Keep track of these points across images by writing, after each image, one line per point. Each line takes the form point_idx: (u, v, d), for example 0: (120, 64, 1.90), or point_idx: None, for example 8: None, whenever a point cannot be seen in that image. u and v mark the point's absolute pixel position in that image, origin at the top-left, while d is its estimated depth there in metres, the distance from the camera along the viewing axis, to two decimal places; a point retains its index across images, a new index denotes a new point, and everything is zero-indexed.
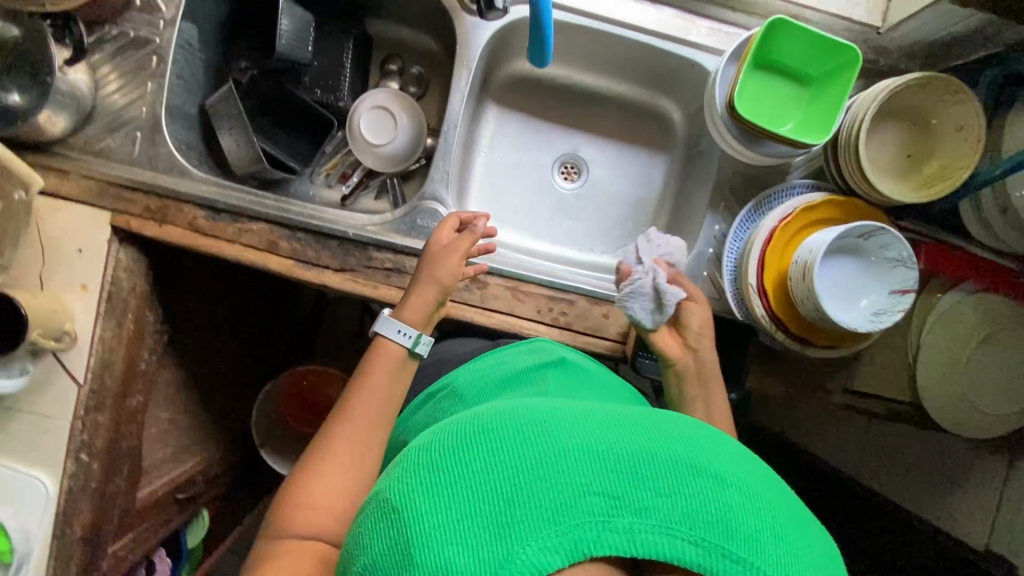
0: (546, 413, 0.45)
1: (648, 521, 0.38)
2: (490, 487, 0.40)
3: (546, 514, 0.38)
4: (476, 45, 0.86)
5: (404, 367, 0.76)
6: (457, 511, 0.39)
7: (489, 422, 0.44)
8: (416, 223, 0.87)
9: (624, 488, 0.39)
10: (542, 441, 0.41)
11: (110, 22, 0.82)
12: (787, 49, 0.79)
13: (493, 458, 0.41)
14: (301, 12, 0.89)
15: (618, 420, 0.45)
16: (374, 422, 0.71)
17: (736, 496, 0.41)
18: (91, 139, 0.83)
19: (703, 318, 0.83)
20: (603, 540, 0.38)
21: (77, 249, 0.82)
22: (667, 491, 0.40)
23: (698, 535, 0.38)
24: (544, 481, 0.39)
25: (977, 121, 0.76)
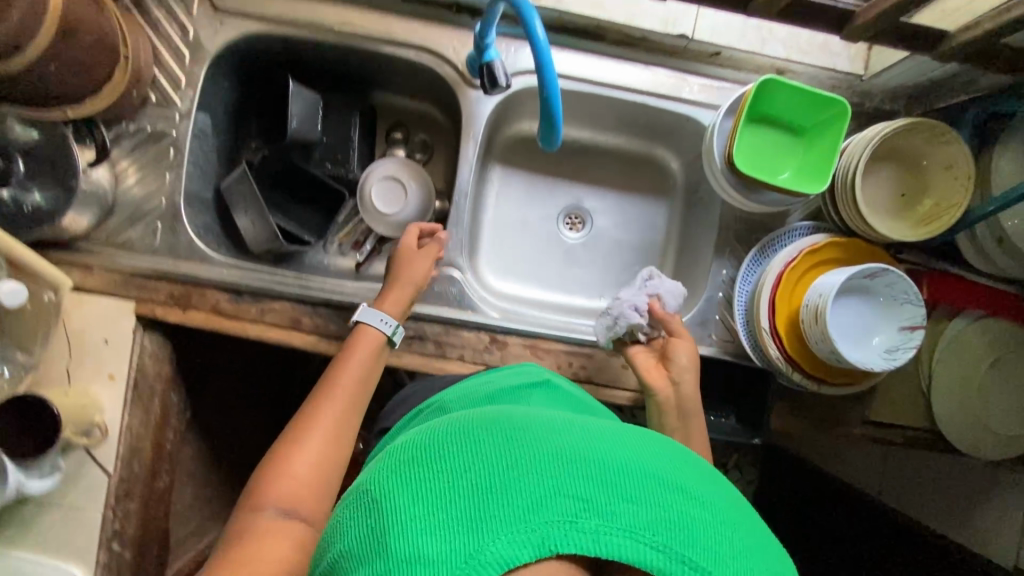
0: (527, 420, 0.44)
1: (616, 524, 0.37)
2: (464, 483, 0.39)
3: (515, 513, 0.37)
4: (480, 117, 0.90)
5: (381, 353, 0.79)
6: (431, 503, 0.38)
7: (472, 424, 0.44)
8: (433, 289, 0.89)
9: (594, 491, 0.39)
10: (520, 444, 0.41)
11: (127, 119, 0.85)
12: (779, 104, 0.83)
13: (472, 457, 0.41)
14: (309, 95, 0.92)
15: (596, 430, 0.45)
16: (349, 403, 0.74)
17: (703, 511, 0.40)
18: (113, 232, 0.85)
19: (687, 356, 0.82)
20: (569, 540, 0.37)
21: (102, 341, 0.83)
22: (636, 497, 0.39)
23: (662, 541, 0.37)
24: (517, 482, 0.39)
25: (965, 161, 0.79)
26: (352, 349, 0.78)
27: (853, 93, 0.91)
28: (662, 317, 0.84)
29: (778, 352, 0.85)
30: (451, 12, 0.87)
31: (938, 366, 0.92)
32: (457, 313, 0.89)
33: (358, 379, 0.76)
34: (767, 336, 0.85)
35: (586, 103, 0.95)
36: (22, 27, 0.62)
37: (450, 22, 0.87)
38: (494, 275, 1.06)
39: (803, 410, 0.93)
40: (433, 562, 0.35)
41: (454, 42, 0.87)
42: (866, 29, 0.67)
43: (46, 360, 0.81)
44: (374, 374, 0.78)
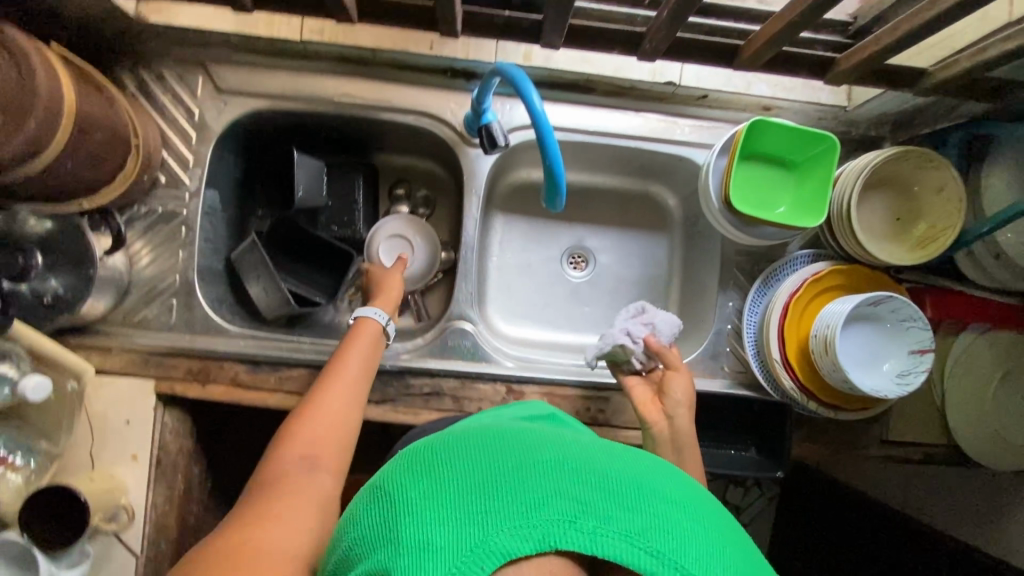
0: (530, 430, 0.45)
1: (613, 528, 0.37)
2: (471, 479, 0.39)
3: (518, 512, 0.37)
4: (481, 173, 0.93)
5: (378, 344, 0.81)
6: (439, 496, 0.39)
7: (478, 429, 0.44)
8: (447, 344, 0.91)
9: (595, 495, 0.39)
10: (527, 450, 0.41)
11: (139, 201, 0.88)
12: (769, 141, 0.85)
13: (479, 458, 0.41)
14: (314, 163, 0.95)
15: (597, 444, 0.45)
16: (354, 378, 0.75)
17: (697, 523, 0.40)
18: (130, 312, 0.87)
19: (682, 390, 0.80)
20: (570, 538, 0.37)
21: (124, 421, 0.83)
22: (633, 505, 0.39)
23: (657, 546, 0.37)
24: (520, 484, 0.39)
25: (956, 186, 0.82)
26: (353, 338, 0.80)
27: (839, 123, 0.94)
28: (658, 351, 0.83)
29: (792, 382, 0.86)
30: (448, 76, 0.90)
31: (950, 381, 0.92)
32: (472, 366, 0.89)
33: (362, 363, 0.77)
34: (780, 367, 0.86)
35: (581, 150, 0.98)
36: (41, 132, 0.64)
37: (447, 87, 0.91)
38: (504, 321, 1.07)
39: (821, 435, 0.94)
40: (442, 552, 0.36)
41: (452, 104, 0.91)
42: (849, 73, 0.70)
43: (70, 446, 0.82)
44: (375, 362, 0.80)
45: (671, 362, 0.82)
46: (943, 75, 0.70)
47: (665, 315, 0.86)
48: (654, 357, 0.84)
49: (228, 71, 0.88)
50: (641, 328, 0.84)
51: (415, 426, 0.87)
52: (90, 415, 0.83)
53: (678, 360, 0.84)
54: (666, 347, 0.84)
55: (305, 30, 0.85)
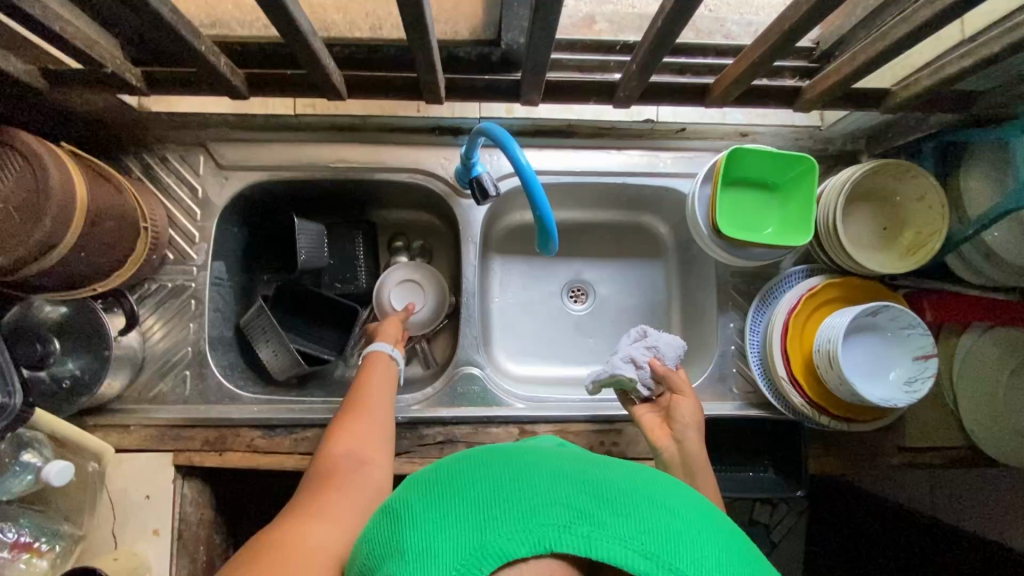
0: (531, 449, 0.46)
1: (607, 532, 0.38)
2: (471, 490, 0.41)
3: (514, 519, 0.38)
4: (475, 220, 0.96)
5: (390, 368, 0.86)
6: (444, 508, 0.40)
7: (484, 449, 0.46)
8: (456, 391, 0.92)
9: (589, 501, 0.39)
10: (524, 463, 0.42)
11: (149, 279, 0.91)
12: (750, 166, 0.88)
13: (479, 473, 0.42)
14: (314, 227, 0.98)
15: (593, 458, 0.45)
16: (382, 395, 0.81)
17: (687, 526, 0.40)
18: (145, 388, 0.89)
19: (690, 410, 0.80)
20: (565, 541, 0.37)
21: (145, 496, 0.84)
22: (627, 511, 0.39)
23: (650, 549, 0.38)
24: (517, 495, 0.40)
25: (936, 193, 0.83)
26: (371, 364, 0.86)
27: (816, 141, 0.97)
28: (662, 374, 0.84)
29: (801, 397, 0.86)
30: (435, 134, 0.94)
31: (960, 382, 0.93)
32: (483, 410, 0.90)
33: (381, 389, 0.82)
34: (787, 384, 0.86)
35: (570, 190, 1.02)
36: (56, 228, 0.68)
37: (435, 143, 0.95)
38: (512, 360, 1.08)
39: (837, 449, 0.94)
40: (445, 559, 0.37)
41: (442, 159, 0.95)
42: (816, 99, 0.73)
43: (93, 527, 0.83)
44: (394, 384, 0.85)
45: (677, 384, 0.83)
46: (905, 93, 0.73)
47: (670, 337, 0.87)
48: (661, 382, 0.84)
49: (227, 147, 0.93)
50: (645, 353, 0.86)
51: None
52: (112, 493, 0.84)
53: (684, 382, 0.84)
54: (672, 369, 0.85)
55: (297, 104, 0.90)
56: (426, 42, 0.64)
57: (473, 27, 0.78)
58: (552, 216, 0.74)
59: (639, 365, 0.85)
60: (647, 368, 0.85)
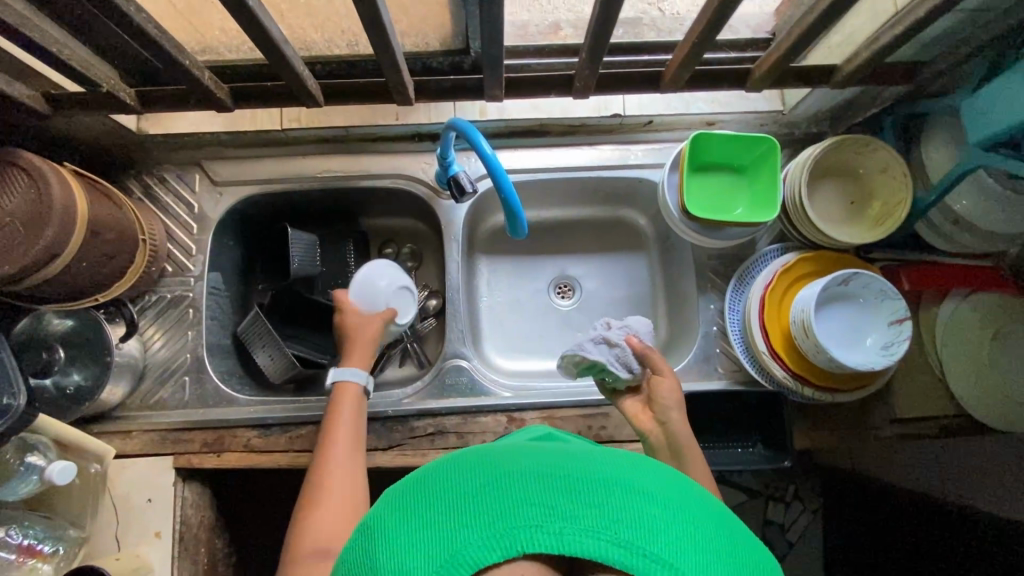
0: (503, 445, 0.44)
1: (577, 526, 0.37)
2: (442, 500, 0.40)
3: (485, 525, 0.37)
4: (456, 220, 1.00)
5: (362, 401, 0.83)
6: (416, 524, 0.39)
7: (454, 452, 0.44)
8: (445, 382, 0.94)
9: (563, 498, 0.38)
10: (494, 462, 0.41)
11: (150, 290, 0.96)
12: (714, 151, 0.92)
13: (449, 478, 0.41)
14: (308, 237, 1.03)
15: (568, 449, 0.44)
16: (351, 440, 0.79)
17: (665, 511, 0.39)
18: (146, 395, 0.93)
19: (669, 390, 0.81)
20: (537, 539, 0.37)
21: (147, 500, 0.87)
22: (598, 501, 0.38)
23: (623, 537, 0.37)
24: (488, 497, 0.39)
25: (896, 162, 0.86)
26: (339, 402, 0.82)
27: (781, 126, 1.00)
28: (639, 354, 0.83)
29: (782, 370, 0.87)
30: (415, 140, 1.00)
31: (943, 350, 0.93)
32: (472, 401, 0.92)
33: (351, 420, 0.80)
34: (768, 358, 0.88)
35: (547, 187, 1.06)
36: (57, 239, 0.73)
37: (415, 149, 1.00)
38: (503, 357, 1.11)
39: (828, 423, 0.94)
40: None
41: (423, 164, 1.00)
42: (764, 78, 0.76)
43: (96, 530, 0.85)
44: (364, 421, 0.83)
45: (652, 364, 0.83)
46: (849, 67, 0.76)
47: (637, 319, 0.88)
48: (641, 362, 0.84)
49: (220, 165, 0.99)
50: (622, 335, 0.84)
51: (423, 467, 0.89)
52: (114, 497, 0.86)
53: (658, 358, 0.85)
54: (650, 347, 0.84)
55: (285, 119, 0.96)
56: (389, 44, 0.69)
57: (442, 37, 0.84)
58: (521, 205, 0.78)
59: (615, 346, 0.83)
60: (624, 349, 0.83)
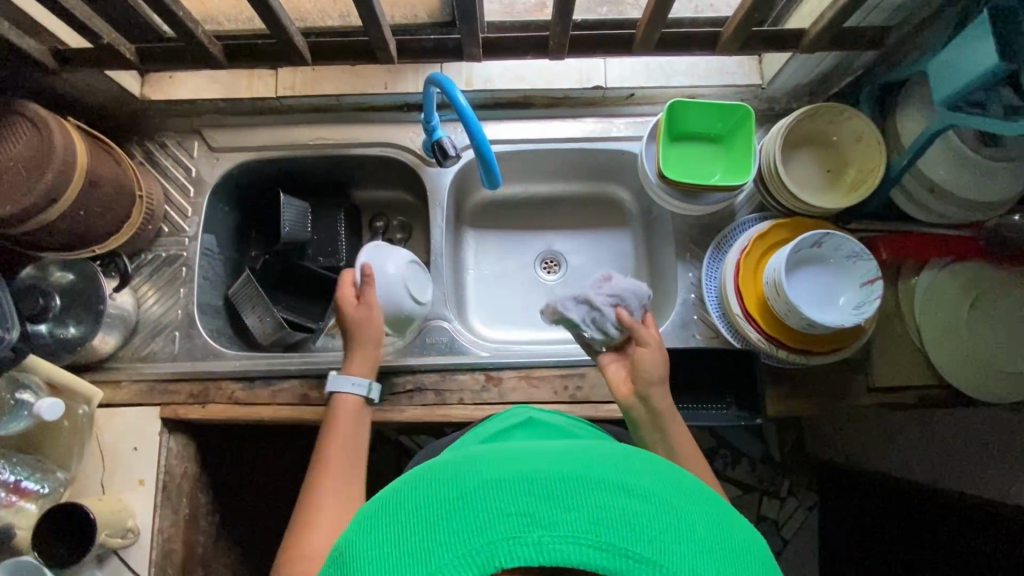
0: (476, 455, 0.49)
1: (556, 533, 0.42)
2: (422, 521, 0.44)
3: (467, 546, 0.42)
4: (442, 188, 1.03)
5: (362, 412, 0.83)
6: (396, 547, 0.43)
7: (428, 470, 0.49)
8: (425, 341, 0.96)
9: (541, 506, 0.43)
10: (468, 476, 0.46)
11: (146, 249, 1.00)
12: (692, 119, 0.94)
13: (427, 496, 0.46)
14: (299, 204, 1.07)
15: (540, 453, 0.48)
16: (349, 460, 0.77)
17: (645, 506, 0.44)
18: (138, 349, 0.96)
19: (651, 366, 0.78)
20: (517, 549, 0.41)
21: (132, 448, 0.89)
22: (575, 506, 0.43)
23: (603, 540, 0.41)
24: (467, 510, 0.43)
25: (870, 129, 0.88)
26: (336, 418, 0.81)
27: (761, 100, 1.02)
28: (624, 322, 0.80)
29: (756, 332, 0.88)
30: (404, 110, 1.03)
31: (923, 318, 0.93)
32: (450, 359, 0.94)
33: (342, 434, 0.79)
34: (742, 320, 0.88)
35: (533, 159, 1.08)
36: (56, 184, 0.77)
37: (403, 120, 1.04)
38: (487, 327, 1.12)
39: (806, 391, 0.93)
40: None
41: (411, 134, 1.03)
42: (733, 42, 0.79)
43: (81, 474, 0.87)
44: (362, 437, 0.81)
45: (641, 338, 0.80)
46: (814, 31, 0.78)
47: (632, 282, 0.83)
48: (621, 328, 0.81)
49: (218, 133, 1.03)
50: (608, 301, 0.80)
51: (402, 423, 0.90)
52: (101, 444, 0.89)
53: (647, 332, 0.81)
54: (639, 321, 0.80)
55: (278, 88, 1.00)
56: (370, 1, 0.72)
57: (430, 9, 0.87)
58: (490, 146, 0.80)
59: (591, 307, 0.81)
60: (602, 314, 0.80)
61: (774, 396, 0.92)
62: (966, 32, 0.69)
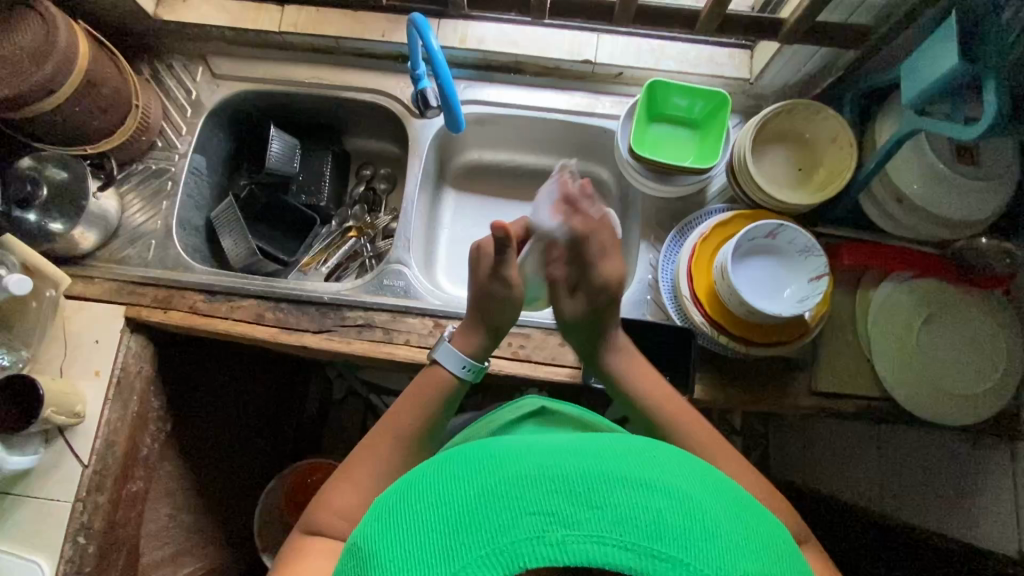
0: (492, 449, 0.50)
1: (578, 532, 0.42)
2: (440, 518, 0.45)
3: (489, 544, 0.42)
4: (424, 140, 1.06)
5: (452, 393, 0.79)
6: (414, 544, 0.44)
7: (444, 464, 0.50)
8: (383, 283, 0.99)
9: (563, 503, 0.43)
10: (485, 473, 0.47)
11: (137, 160, 1.04)
12: (669, 100, 0.97)
13: (448, 490, 0.47)
14: (289, 139, 1.12)
15: (553, 448, 0.49)
16: (406, 434, 0.75)
17: (669, 502, 0.44)
18: (115, 252, 1.00)
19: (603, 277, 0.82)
20: (539, 549, 0.42)
21: (94, 340, 0.94)
22: (597, 504, 0.43)
23: (629, 540, 0.42)
24: (489, 505, 0.44)
25: (844, 132, 0.88)
26: (420, 387, 0.79)
27: (749, 97, 1.03)
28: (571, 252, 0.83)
29: (701, 316, 0.89)
30: (398, 61, 1.07)
31: (873, 329, 0.92)
32: (403, 302, 0.97)
33: (412, 412, 0.76)
34: (689, 302, 0.89)
35: (517, 127, 1.10)
36: (54, 74, 0.82)
37: (397, 70, 1.07)
38: (453, 285, 1.13)
39: (747, 383, 0.92)
40: None
41: (401, 84, 1.07)
42: (710, 21, 0.83)
43: (44, 354, 0.93)
44: (437, 420, 0.78)
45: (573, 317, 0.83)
46: (792, 19, 0.80)
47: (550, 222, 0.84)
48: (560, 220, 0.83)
49: (223, 61, 1.08)
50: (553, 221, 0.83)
51: (348, 354, 0.94)
52: (66, 331, 0.94)
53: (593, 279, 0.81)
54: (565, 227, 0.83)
55: (283, 23, 1.05)
56: None
57: None
58: (460, 102, 0.88)
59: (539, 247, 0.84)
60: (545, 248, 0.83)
61: (717, 383, 0.92)
62: (938, 32, 0.70)
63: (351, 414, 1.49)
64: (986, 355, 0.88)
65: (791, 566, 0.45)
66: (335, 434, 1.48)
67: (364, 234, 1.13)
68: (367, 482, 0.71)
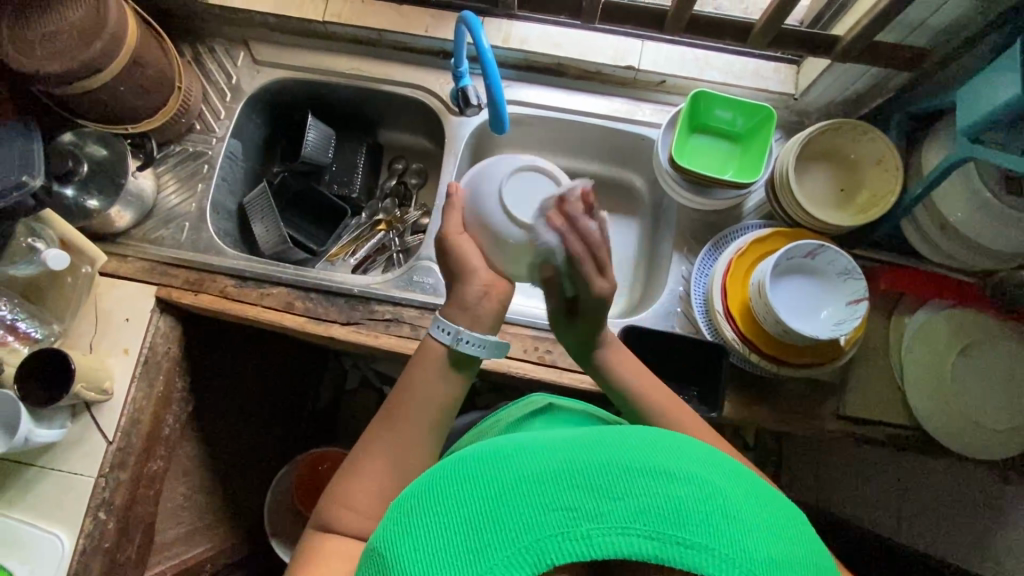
0: (508, 443, 0.49)
1: (604, 525, 0.42)
2: (461, 519, 0.44)
3: (515, 544, 0.42)
4: (460, 137, 1.05)
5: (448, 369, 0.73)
6: (436, 546, 0.43)
7: (458, 461, 0.49)
8: (412, 279, 0.99)
9: (586, 498, 0.43)
10: (503, 470, 0.46)
11: (175, 142, 1.05)
12: (711, 113, 0.96)
13: (466, 489, 0.46)
14: (324, 129, 1.12)
15: (571, 439, 0.48)
16: (419, 424, 0.72)
17: (690, 490, 0.44)
18: (149, 231, 1.01)
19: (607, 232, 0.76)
20: (563, 546, 0.41)
21: (124, 318, 0.95)
22: (620, 495, 0.43)
23: (652, 529, 0.42)
24: (511, 505, 0.43)
25: (892, 156, 0.87)
26: (417, 365, 0.74)
27: (792, 113, 1.01)
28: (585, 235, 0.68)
29: (733, 331, 0.88)
30: (440, 57, 1.07)
31: (907, 355, 0.90)
32: (432, 299, 0.97)
33: (412, 395, 0.72)
34: (721, 318, 0.88)
35: (554, 130, 1.09)
36: (103, 54, 0.83)
37: (439, 66, 1.07)
38: None
39: (773, 402, 0.91)
40: None
41: (441, 81, 1.07)
42: (763, 34, 0.82)
43: (75, 330, 0.94)
44: (437, 397, 0.73)
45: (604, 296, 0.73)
46: (848, 38, 0.79)
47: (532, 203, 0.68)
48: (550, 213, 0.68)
49: (265, 47, 1.08)
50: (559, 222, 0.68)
51: (374, 347, 0.94)
52: (98, 308, 0.95)
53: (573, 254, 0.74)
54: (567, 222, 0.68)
55: (327, 13, 1.04)
56: None
57: None
58: (504, 102, 0.87)
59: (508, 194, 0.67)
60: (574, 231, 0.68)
61: (743, 399, 0.91)
62: (1000, 61, 0.69)
63: (364, 405, 1.49)
64: (1017, 388, 0.88)
65: (812, 544, 0.45)
66: (347, 423, 1.49)
67: (393, 228, 1.13)
68: (379, 474, 0.68)
